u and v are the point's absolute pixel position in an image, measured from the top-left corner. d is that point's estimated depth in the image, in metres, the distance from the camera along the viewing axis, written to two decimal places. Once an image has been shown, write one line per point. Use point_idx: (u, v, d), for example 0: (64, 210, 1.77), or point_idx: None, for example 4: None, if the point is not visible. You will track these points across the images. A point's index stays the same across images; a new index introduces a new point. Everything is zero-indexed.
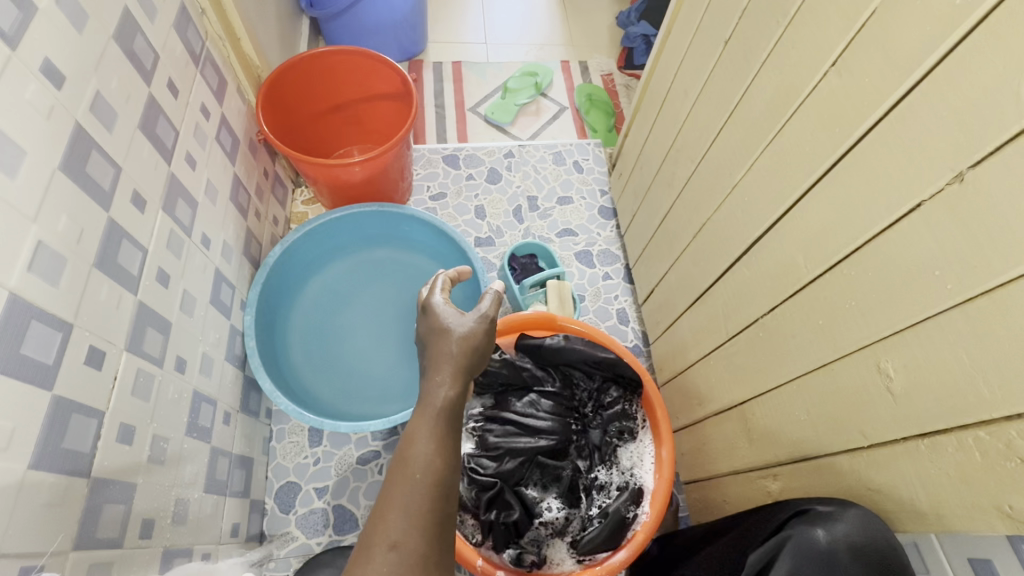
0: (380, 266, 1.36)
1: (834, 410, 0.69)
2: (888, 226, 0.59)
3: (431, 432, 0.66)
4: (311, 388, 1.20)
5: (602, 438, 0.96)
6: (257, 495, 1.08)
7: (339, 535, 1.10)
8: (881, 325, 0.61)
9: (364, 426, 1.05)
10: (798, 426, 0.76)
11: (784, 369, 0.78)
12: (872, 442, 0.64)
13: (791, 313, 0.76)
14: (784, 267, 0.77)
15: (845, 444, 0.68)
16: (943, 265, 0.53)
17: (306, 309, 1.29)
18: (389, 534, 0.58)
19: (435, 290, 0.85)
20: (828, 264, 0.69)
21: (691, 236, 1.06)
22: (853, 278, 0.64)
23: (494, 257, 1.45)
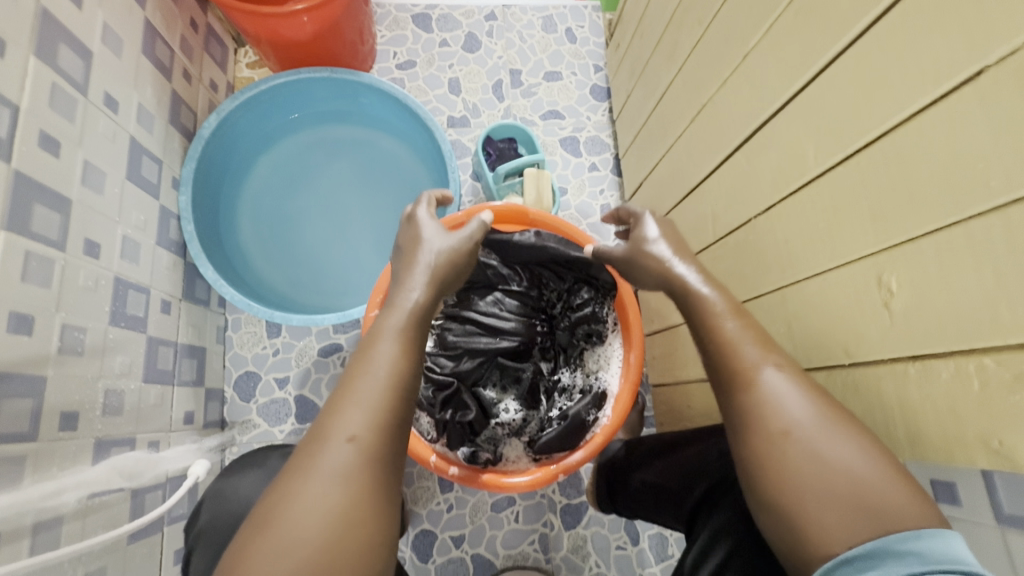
0: (339, 144, 1.21)
1: (820, 326, 0.62)
2: (923, 108, 0.47)
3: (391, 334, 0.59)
4: (265, 276, 1.13)
5: (569, 340, 0.92)
6: (213, 384, 1.06)
7: (302, 424, 1.09)
8: (890, 235, 0.51)
9: (318, 320, 0.98)
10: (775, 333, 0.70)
11: (768, 278, 0.70)
12: (851, 358, 0.58)
13: (790, 217, 0.65)
14: (790, 163, 0.65)
15: (824, 361, 0.62)
16: (986, 157, 0.42)
17: (256, 189, 1.16)
18: (345, 428, 0.51)
19: (422, 204, 0.75)
20: (838, 158, 0.57)
21: (688, 121, 0.91)
22: (867, 176, 0.53)
23: (469, 140, 1.29)
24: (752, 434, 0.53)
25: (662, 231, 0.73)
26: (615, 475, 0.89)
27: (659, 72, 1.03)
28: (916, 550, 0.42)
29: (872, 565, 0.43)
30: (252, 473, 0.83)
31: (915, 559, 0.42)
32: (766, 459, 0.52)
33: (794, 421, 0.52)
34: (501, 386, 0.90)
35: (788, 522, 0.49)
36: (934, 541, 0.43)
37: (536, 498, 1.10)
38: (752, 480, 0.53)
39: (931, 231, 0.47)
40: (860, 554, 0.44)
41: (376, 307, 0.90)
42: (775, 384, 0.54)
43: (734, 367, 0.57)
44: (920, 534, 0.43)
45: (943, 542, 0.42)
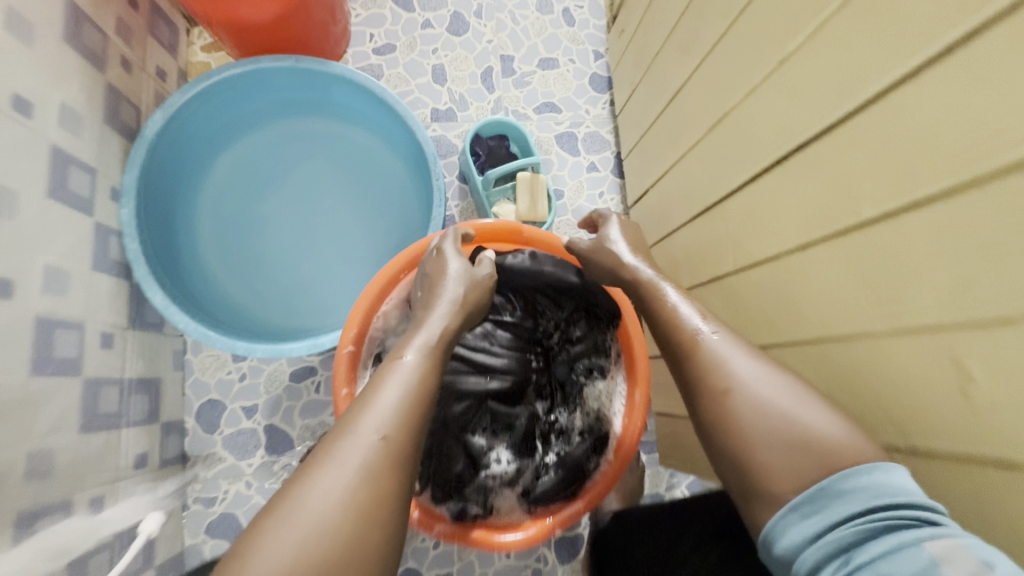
0: (310, 141, 1.07)
1: (875, 395, 0.53)
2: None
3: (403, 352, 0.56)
4: (228, 293, 0.99)
5: (567, 376, 0.82)
6: (171, 416, 0.95)
7: (273, 457, 0.99)
8: (974, 310, 0.42)
9: (285, 350, 0.86)
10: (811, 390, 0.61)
11: (806, 326, 0.61)
12: (908, 444, 0.50)
13: (836, 261, 0.55)
14: (837, 196, 0.55)
15: (879, 434, 0.54)
16: None
17: (214, 193, 1.03)
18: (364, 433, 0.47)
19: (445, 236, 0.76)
20: (904, 201, 0.47)
21: (706, 129, 0.79)
22: (943, 229, 0.43)
23: (455, 137, 1.16)
24: (699, 394, 0.54)
25: (635, 249, 0.73)
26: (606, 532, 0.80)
27: (669, 66, 0.90)
28: (860, 491, 0.44)
29: (821, 509, 0.45)
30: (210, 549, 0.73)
31: (858, 498, 0.44)
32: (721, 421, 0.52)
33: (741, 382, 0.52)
34: (491, 430, 0.79)
35: (745, 476, 0.49)
36: (879, 481, 0.44)
37: None
38: (711, 443, 0.52)
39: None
40: (808, 501, 0.45)
41: (348, 342, 0.77)
42: (718, 347, 0.55)
43: (686, 343, 0.57)
44: (864, 472, 0.45)
45: (887, 482, 0.44)
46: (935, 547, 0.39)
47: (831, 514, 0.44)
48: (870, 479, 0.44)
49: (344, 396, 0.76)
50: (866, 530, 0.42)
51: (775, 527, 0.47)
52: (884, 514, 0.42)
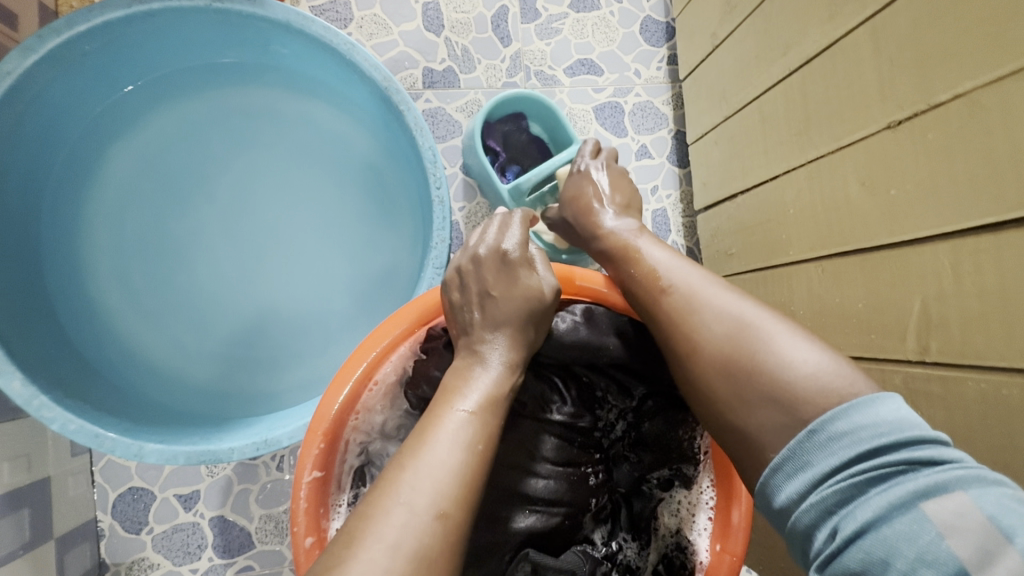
0: (248, 123, 0.74)
1: None
2: None
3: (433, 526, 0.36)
4: (143, 349, 0.71)
5: (634, 487, 0.58)
6: (76, 519, 0.68)
7: (225, 559, 0.74)
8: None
9: (217, 451, 0.59)
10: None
11: None
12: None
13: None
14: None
15: None
16: None
17: (111, 203, 0.71)
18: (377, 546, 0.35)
19: (506, 229, 0.56)
20: None
21: (872, 125, 0.50)
22: None
23: (457, 110, 0.83)
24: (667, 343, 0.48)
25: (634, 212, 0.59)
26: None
27: (790, 16, 0.58)
28: (846, 438, 0.36)
29: (807, 466, 0.37)
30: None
31: (840, 448, 0.36)
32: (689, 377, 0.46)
33: (715, 337, 0.45)
34: None
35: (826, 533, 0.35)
36: (865, 421, 0.36)
37: None
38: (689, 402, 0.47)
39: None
40: (790, 458, 0.38)
41: (311, 467, 0.51)
42: (689, 292, 0.48)
43: (672, 314, 0.48)
44: (846, 411, 0.37)
45: (871, 416, 0.36)
46: (934, 508, 0.31)
47: (815, 471, 0.36)
48: (859, 419, 0.36)
49: (310, 547, 0.50)
50: (849, 488, 0.34)
51: (766, 488, 0.39)
52: (872, 465, 0.34)
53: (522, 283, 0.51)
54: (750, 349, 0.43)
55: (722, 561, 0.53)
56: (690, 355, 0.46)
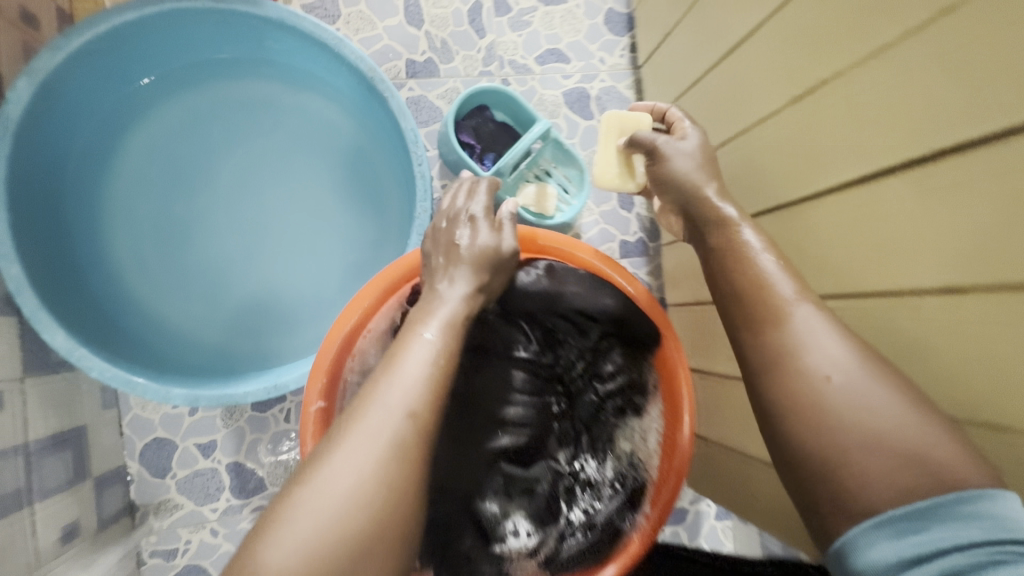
0: (250, 111, 0.83)
1: None
2: None
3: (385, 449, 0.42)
4: (162, 315, 0.79)
5: (594, 415, 0.67)
6: (108, 464, 0.77)
7: (240, 499, 0.84)
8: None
9: (235, 394, 0.69)
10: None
11: None
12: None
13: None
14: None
15: None
16: None
17: (130, 188, 0.80)
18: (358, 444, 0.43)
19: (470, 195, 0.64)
20: None
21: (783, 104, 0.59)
22: None
23: (438, 97, 0.92)
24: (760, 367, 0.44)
25: None
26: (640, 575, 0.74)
27: None
28: (973, 523, 0.34)
29: (922, 531, 0.35)
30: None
31: (971, 529, 0.34)
32: (802, 434, 0.41)
33: (829, 386, 0.41)
34: (504, 492, 0.63)
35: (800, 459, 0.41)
36: (999, 512, 0.34)
37: None
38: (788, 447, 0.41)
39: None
40: (904, 518, 0.36)
41: (316, 398, 0.60)
42: (807, 319, 0.43)
43: (793, 341, 0.43)
44: (986, 503, 0.35)
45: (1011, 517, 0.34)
46: None
47: (933, 542, 0.34)
48: (987, 508, 0.34)
49: None
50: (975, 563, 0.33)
51: (849, 545, 0.38)
52: (987, 538, 0.33)
53: (482, 237, 0.59)
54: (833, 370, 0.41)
55: (667, 475, 0.62)
56: (783, 359, 0.43)
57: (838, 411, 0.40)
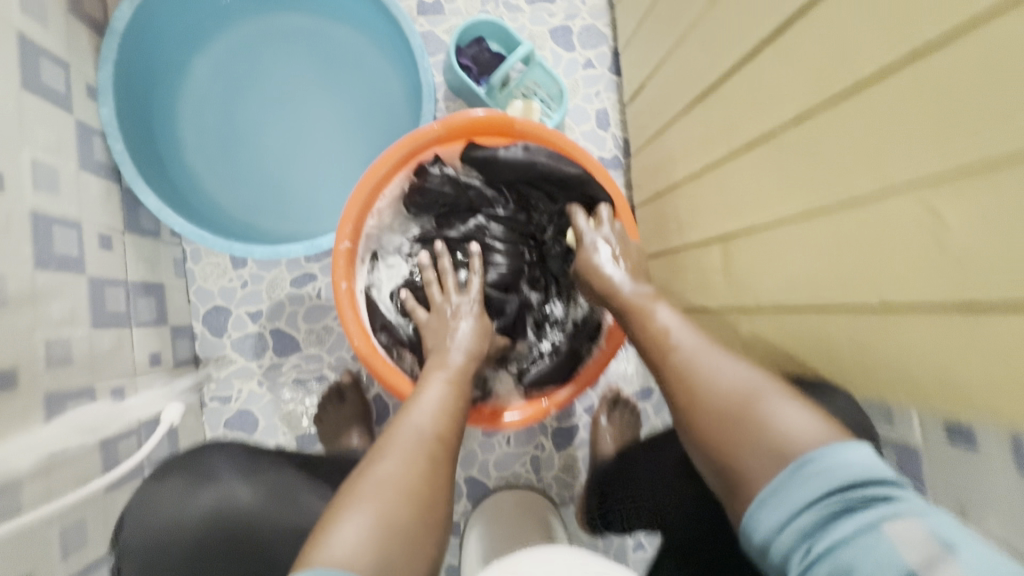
0: (291, 39, 1.01)
1: (851, 258, 0.54)
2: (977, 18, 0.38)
3: (413, 454, 0.56)
4: (222, 203, 0.99)
5: (561, 269, 0.89)
6: (180, 320, 0.98)
7: (280, 358, 1.03)
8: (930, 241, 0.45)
9: (282, 252, 0.88)
10: (753, 271, 0.70)
11: (779, 204, 0.62)
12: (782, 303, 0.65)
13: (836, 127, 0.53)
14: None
15: (855, 298, 0.54)
16: None
17: (197, 100, 0.99)
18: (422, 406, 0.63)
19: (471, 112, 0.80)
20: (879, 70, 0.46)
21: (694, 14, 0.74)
22: (923, 84, 0.43)
23: (443, 32, 1.09)
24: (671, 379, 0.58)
25: None
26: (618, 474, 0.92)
27: None
28: (818, 474, 0.44)
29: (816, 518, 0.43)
30: (177, 476, 0.69)
31: (827, 476, 0.44)
32: (729, 469, 0.50)
33: (724, 389, 0.54)
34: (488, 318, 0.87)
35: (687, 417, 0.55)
36: (854, 462, 0.44)
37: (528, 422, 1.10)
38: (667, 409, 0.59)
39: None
40: (782, 487, 0.46)
41: (345, 239, 0.79)
42: (716, 358, 0.57)
43: (682, 365, 0.58)
44: (836, 454, 0.45)
45: (845, 460, 0.44)
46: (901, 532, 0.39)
47: (794, 502, 0.44)
48: (834, 458, 0.44)
49: (344, 290, 0.78)
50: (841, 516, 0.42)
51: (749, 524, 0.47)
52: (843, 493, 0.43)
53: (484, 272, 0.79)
54: (751, 405, 0.51)
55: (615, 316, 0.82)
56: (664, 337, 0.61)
57: (732, 420, 0.52)
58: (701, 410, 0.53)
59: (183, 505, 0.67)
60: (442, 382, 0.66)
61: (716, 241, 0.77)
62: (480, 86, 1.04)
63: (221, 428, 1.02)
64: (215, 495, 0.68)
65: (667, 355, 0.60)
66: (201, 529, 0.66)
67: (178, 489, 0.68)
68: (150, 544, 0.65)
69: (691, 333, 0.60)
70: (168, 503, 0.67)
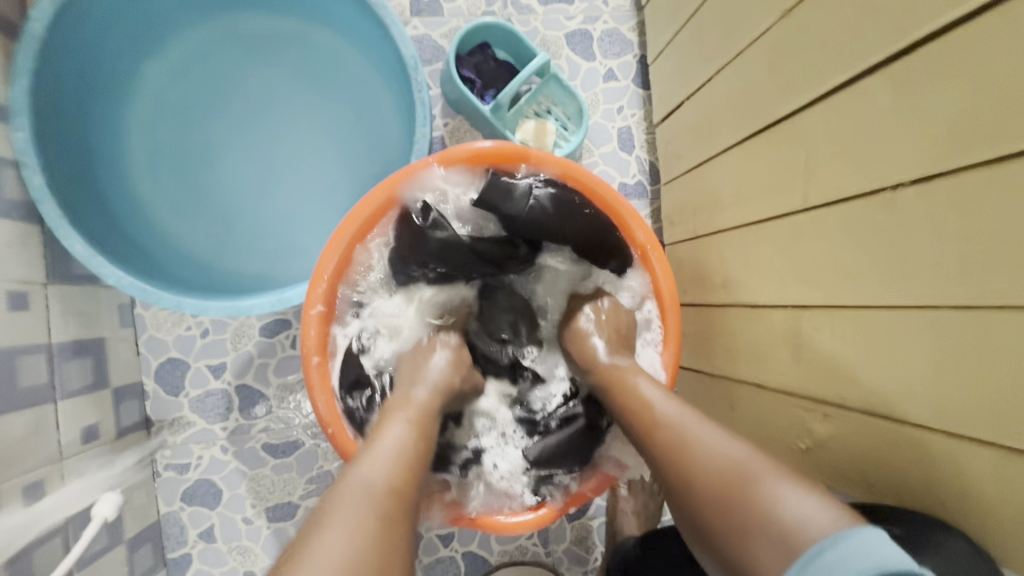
0: (260, 43, 0.85)
1: (1011, 382, 0.39)
2: None
3: (357, 511, 0.42)
4: (175, 240, 0.83)
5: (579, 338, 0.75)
6: (125, 379, 0.82)
7: (248, 420, 0.88)
8: None
9: (243, 307, 0.73)
10: (834, 359, 0.55)
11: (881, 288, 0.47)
12: (874, 409, 0.51)
13: (986, 202, 0.38)
14: (1007, 107, 0.36)
15: (1010, 434, 0.39)
16: None
17: (146, 117, 0.83)
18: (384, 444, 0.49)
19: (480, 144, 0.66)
20: None
21: (764, 26, 0.59)
22: None
23: (441, 36, 0.93)
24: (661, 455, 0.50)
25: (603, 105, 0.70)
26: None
27: None
28: (835, 564, 0.35)
29: None
30: None
31: (847, 571, 0.34)
32: (738, 563, 0.41)
33: (717, 462, 0.45)
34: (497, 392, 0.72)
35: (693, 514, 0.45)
36: (878, 550, 0.34)
37: None
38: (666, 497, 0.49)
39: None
40: None
41: (317, 301, 0.64)
42: (700, 428, 0.49)
43: (669, 435, 0.50)
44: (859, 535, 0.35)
45: (869, 548, 0.34)
46: None
47: None
48: (849, 552, 0.35)
49: (316, 365, 0.64)
50: None
51: None
52: None
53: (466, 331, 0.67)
54: (750, 482, 0.42)
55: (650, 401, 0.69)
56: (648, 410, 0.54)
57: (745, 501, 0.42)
58: (695, 491, 0.45)
59: None
60: (403, 420, 0.52)
61: (780, 310, 0.62)
62: (484, 102, 0.88)
63: (177, 501, 0.87)
64: None
65: (655, 431, 0.51)
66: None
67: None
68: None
69: (673, 401, 0.53)
70: None
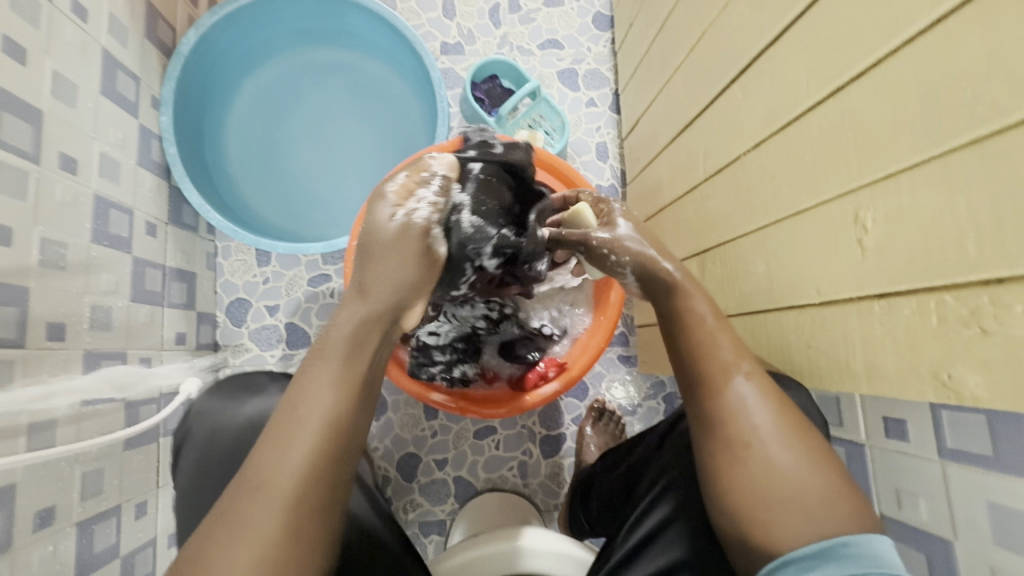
0: (326, 68, 1.15)
1: (795, 266, 0.60)
2: (886, 55, 0.47)
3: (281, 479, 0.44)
4: (253, 206, 1.11)
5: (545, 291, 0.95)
6: (205, 308, 1.07)
7: (292, 350, 1.12)
8: (842, 241, 0.53)
9: (303, 248, 0.98)
10: (720, 282, 0.77)
11: (738, 223, 0.70)
12: (741, 310, 0.72)
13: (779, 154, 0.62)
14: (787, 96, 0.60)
15: (798, 300, 0.61)
16: (964, 95, 0.41)
17: (241, 118, 1.13)
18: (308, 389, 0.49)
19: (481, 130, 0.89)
20: (819, 98, 0.54)
21: (681, 59, 0.85)
22: (849, 111, 0.51)
23: (462, 70, 1.23)
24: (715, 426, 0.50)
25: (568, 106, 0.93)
26: (591, 481, 0.90)
27: None
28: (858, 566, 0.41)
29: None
30: (225, 390, 0.79)
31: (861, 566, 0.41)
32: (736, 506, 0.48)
33: (754, 436, 0.48)
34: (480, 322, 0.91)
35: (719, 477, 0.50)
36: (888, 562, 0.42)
37: (517, 428, 1.15)
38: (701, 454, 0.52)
39: (942, 152, 0.42)
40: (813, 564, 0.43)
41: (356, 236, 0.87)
42: (744, 394, 0.50)
43: (730, 405, 0.50)
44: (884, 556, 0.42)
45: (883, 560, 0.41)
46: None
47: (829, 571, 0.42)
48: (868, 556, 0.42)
49: None
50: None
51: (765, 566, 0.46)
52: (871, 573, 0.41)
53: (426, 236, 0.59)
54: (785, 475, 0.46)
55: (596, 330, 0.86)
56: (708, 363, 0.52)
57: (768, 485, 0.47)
58: (733, 454, 0.49)
59: (229, 407, 0.76)
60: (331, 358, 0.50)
61: (693, 256, 0.84)
62: (491, 116, 1.16)
63: None
64: (257, 405, 0.76)
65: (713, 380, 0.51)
66: (240, 431, 0.74)
67: (223, 401, 0.77)
68: (207, 437, 0.75)
69: (746, 368, 0.51)
70: (216, 408, 0.77)
